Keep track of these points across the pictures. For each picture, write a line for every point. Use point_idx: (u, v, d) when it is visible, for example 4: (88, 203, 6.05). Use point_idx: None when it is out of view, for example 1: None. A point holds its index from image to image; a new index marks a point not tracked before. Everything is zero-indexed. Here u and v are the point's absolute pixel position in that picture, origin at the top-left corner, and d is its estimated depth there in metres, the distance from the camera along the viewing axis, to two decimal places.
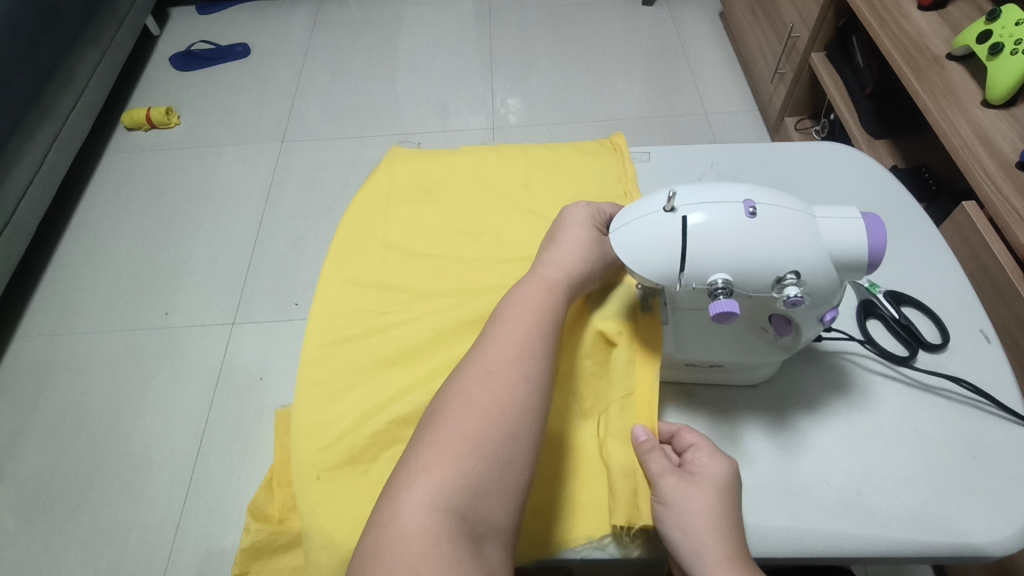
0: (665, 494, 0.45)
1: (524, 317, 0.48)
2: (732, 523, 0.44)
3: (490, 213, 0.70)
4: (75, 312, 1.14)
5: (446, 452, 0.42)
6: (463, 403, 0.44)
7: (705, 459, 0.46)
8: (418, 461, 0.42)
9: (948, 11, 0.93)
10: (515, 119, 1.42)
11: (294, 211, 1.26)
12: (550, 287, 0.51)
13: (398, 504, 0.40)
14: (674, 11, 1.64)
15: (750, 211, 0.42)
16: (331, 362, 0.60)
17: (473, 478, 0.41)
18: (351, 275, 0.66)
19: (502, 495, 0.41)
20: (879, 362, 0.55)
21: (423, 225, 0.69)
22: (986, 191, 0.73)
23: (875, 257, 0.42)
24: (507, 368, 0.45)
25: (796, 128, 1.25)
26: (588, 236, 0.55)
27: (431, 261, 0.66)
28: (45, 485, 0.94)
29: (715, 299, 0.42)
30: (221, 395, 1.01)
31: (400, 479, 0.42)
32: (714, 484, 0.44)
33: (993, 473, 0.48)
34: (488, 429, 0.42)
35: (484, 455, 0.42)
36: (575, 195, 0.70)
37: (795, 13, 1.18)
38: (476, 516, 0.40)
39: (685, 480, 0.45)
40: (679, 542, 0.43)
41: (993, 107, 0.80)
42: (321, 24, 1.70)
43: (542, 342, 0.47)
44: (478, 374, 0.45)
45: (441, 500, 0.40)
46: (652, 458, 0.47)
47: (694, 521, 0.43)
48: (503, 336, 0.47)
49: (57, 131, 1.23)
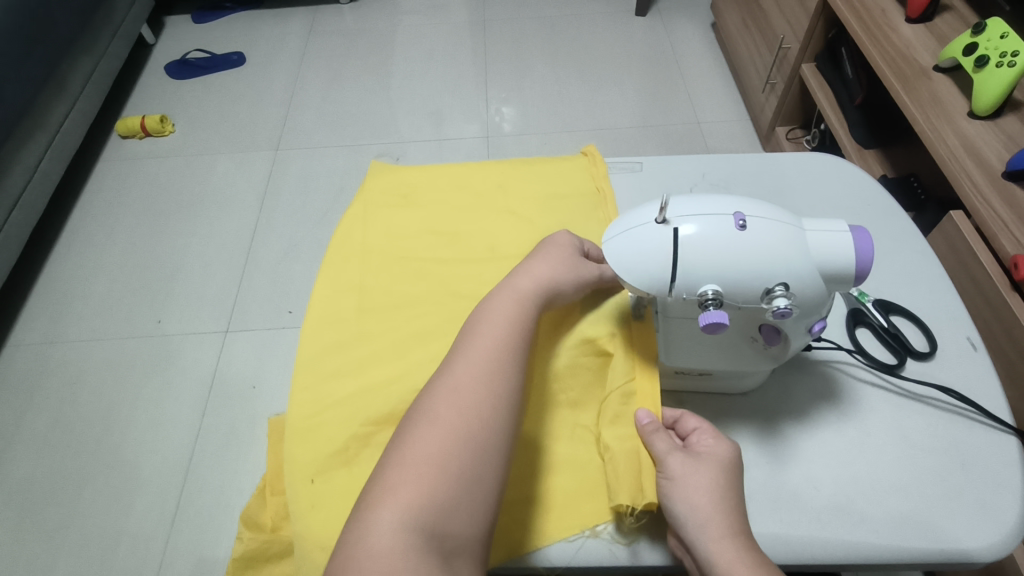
0: (672, 470, 0.46)
1: (492, 332, 0.48)
2: (735, 499, 0.44)
3: (468, 214, 0.71)
4: (66, 320, 1.13)
5: (411, 472, 0.42)
6: (428, 421, 0.44)
7: (710, 441, 0.47)
8: (386, 480, 0.42)
9: (935, 24, 0.95)
10: (509, 127, 1.42)
11: (288, 219, 1.26)
12: (520, 299, 0.51)
13: (366, 522, 0.40)
14: (666, 22, 1.66)
15: (739, 224, 0.42)
16: (320, 368, 0.60)
17: (438, 498, 0.41)
18: (332, 281, 0.66)
19: (472, 509, 0.41)
20: (868, 371, 0.55)
21: (402, 228, 0.70)
22: (972, 201, 0.74)
23: (862, 270, 0.42)
24: (474, 386, 0.45)
25: (787, 138, 1.27)
26: (567, 255, 0.55)
27: (420, 265, 0.66)
28: (34, 494, 0.93)
29: (705, 309, 0.43)
30: (213, 404, 1.00)
31: (368, 499, 0.42)
32: (719, 462, 0.45)
33: (981, 480, 0.49)
34: (454, 449, 0.43)
35: (450, 474, 0.42)
36: (551, 194, 0.72)
37: (785, 25, 1.19)
38: (444, 532, 0.40)
39: (691, 458, 0.46)
40: (684, 514, 0.44)
41: (980, 118, 0.82)
42: (316, 33, 1.70)
43: (511, 357, 0.47)
44: (445, 392, 0.45)
45: (407, 520, 0.40)
46: (658, 438, 0.48)
47: (698, 494, 0.44)
48: (472, 354, 0.47)
49: (51, 139, 1.23)
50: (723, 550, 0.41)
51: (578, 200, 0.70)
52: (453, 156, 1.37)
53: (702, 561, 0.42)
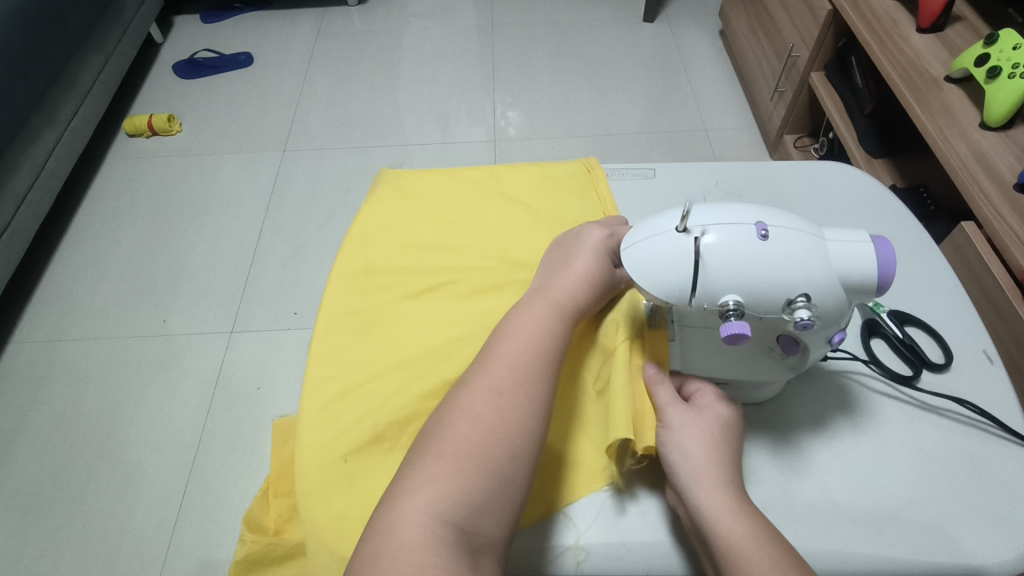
0: (670, 420, 0.48)
1: (532, 334, 0.48)
2: (728, 453, 0.46)
3: (472, 203, 0.71)
4: (71, 318, 1.13)
5: (449, 466, 0.41)
6: (469, 418, 0.43)
7: (710, 399, 0.49)
8: (422, 471, 0.42)
9: (946, 34, 0.94)
10: (515, 131, 1.42)
11: (294, 221, 1.26)
12: (557, 308, 0.50)
13: (397, 512, 0.40)
14: (674, 28, 1.66)
15: (761, 233, 0.42)
16: (341, 355, 0.60)
17: (476, 494, 0.40)
18: (352, 272, 0.66)
19: (503, 508, 0.41)
20: (883, 382, 0.55)
21: (413, 219, 0.70)
22: (984, 211, 0.74)
23: (884, 281, 0.42)
24: (514, 385, 0.45)
25: (795, 146, 1.27)
26: (601, 260, 0.54)
27: (435, 256, 0.66)
28: (36, 494, 0.93)
29: (725, 320, 0.43)
30: (218, 405, 1.00)
31: (400, 489, 0.41)
32: (715, 418, 0.47)
33: (997, 494, 0.48)
34: (493, 447, 0.42)
35: (485, 472, 0.41)
36: (549, 181, 0.73)
37: (795, 32, 1.19)
38: (474, 529, 0.40)
39: (691, 411, 0.48)
40: (677, 462, 0.45)
41: (991, 129, 0.81)
42: (324, 34, 1.71)
43: (548, 362, 0.47)
44: (486, 390, 0.45)
45: (440, 512, 0.39)
46: (660, 389, 0.50)
47: (693, 442, 0.46)
48: (508, 353, 0.47)
49: (58, 137, 1.22)
50: (712, 498, 0.43)
51: (574, 184, 0.72)
52: (458, 160, 1.37)
53: (691, 508, 0.44)
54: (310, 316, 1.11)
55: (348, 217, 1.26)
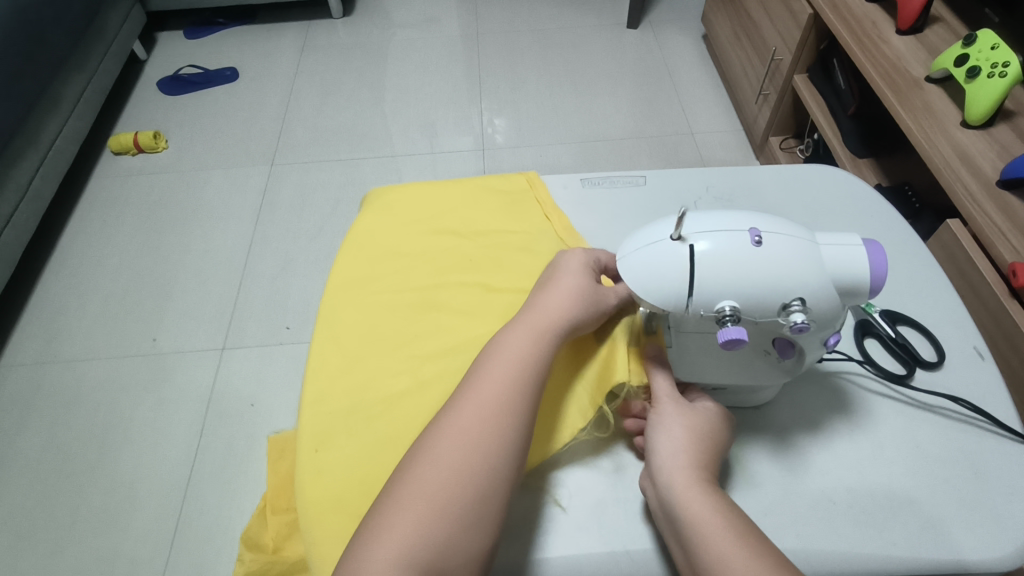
0: (663, 410, 0.48)
1: (516, 353, 0.47)
2: (712, 448, 0.46)
3: (445, 212, 0.70)
4: (60, 340, 1.11)
5: (429, 487, 0.41)
6: (450, 438, 0.43)
7: (708, 404, 0.50)
8: (402, 491, 0.42)
9: (924, 36, 0.96)
10: (503, 139, 1.43)
11: (284, 235, 1.25)
12: (539, 333, 0.48)
13: (378, 529, 0.40)
14: (657, 33, 1.68)
15: (755, 240, 0.42)
16: (323, 355, 0.59)
17: (453, 516, 0.41)
18: (337, 278, 0.65)
19: (482, 529, 0.41)
20: (878, 382, 0.56)
21: (391, 228, 0.69)
22: (968, 208, 0.75)
23: (876, 283, 0.43)
24: (497, 406, 0.45)
25: (781, 147, 1.28)
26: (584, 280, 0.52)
27: (413, 260, 0.65)
28: (26, 521, 0.91)
29: (722, 326, 0.43)
30: (211, 423, 0.99)
31: (383, 507, 0.42)
32: (708, 418, 0.48)
33: (995, 490, 0.49)
34: (471, 467, 0.42)
35: (464, 493, 0.42)
36: (512, 193, 0.72)
37: (776, 35, 1.21)
38: (453, 549, 0.40)
39: (686, 406, 0.49)
40: (659, 445, 0.46)
41: (971, 127, 0.83)
42: (310, 48, 1.70)
43: (531, 380, 0.46)
44: (468, 410, 0.45)
45: (419, 532, 0.40)
46: (660, 380, 0.50)
47: (677, 430, 0.46)
48: (495, 369, 0.47)
49: (42, 157, 1.21)
50: (685, 478, 0.43)
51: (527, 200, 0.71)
52: (448, 170, 1.37)
53: (663, 489, 0.44)
54: (303, 330, 1.10)
55: (339, 230, 1.26)
